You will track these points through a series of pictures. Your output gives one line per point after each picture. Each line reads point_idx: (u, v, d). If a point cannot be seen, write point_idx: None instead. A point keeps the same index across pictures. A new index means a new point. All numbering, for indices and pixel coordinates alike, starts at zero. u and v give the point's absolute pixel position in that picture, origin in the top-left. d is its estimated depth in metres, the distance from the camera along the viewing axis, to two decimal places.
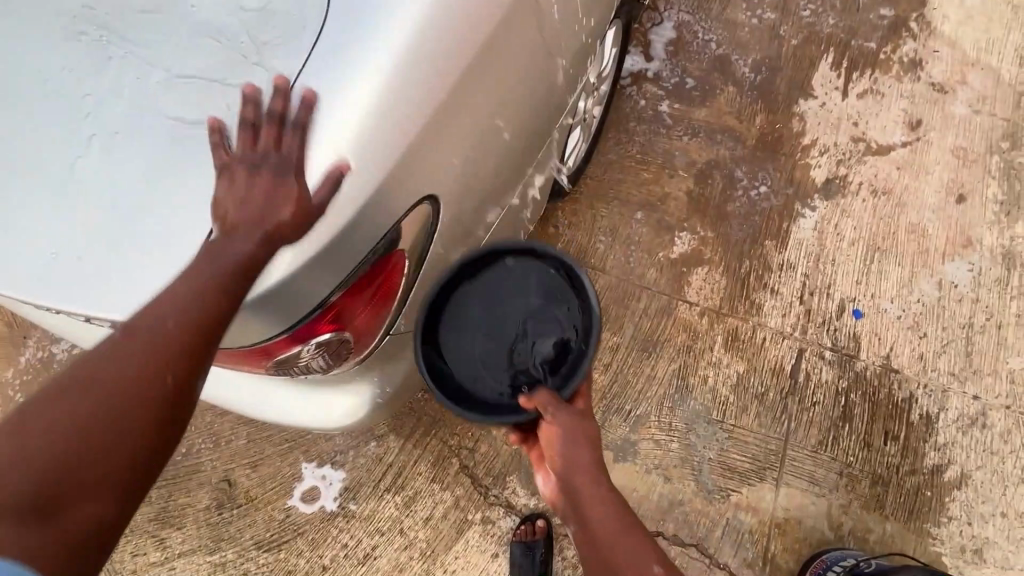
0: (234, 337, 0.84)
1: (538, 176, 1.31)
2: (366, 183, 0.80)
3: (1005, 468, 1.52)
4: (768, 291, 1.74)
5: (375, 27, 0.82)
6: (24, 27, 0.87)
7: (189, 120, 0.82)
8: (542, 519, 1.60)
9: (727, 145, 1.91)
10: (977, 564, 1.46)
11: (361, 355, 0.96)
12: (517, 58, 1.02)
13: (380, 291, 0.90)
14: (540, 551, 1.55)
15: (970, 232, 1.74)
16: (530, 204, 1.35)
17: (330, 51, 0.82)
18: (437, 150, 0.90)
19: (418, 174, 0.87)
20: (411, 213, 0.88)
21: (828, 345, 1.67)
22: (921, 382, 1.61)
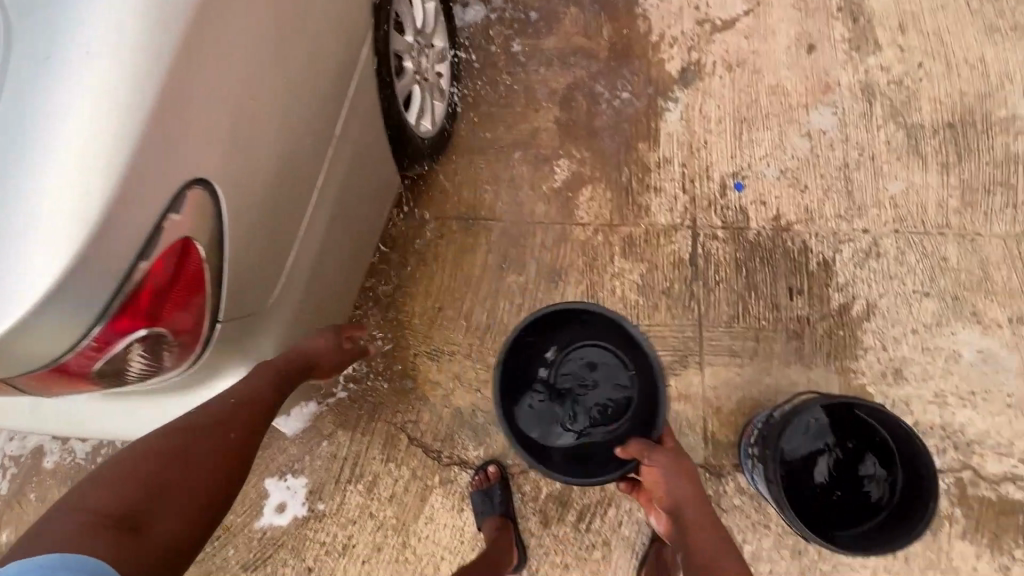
0: (27, 362, 0.77)
1: (365, 139, 1.31)
2: (118, 148, 0.74)
3: (906, 287, 1.56)
4: (652, 191, 1.77)
5: None
6: None
7: None
8: (494, 465, 1.63)
9: (582, 65, 1.93)
10: (901, 385, 1.50)
11: (196, 351, 0.94)
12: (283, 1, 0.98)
13: (189, 281, 0.87)
14: (497, 494, 1.58)
15: (827, 76, 1.76)
16: (365, 170, 1.35)
17: (41, 25, 0.77)
18: (203, 100, 0.85)
19: (185, 131, 0.82)
20: (184, 196, 0.83)
21: (719, 224, 1.71)
22: (811, 230, 1.65)
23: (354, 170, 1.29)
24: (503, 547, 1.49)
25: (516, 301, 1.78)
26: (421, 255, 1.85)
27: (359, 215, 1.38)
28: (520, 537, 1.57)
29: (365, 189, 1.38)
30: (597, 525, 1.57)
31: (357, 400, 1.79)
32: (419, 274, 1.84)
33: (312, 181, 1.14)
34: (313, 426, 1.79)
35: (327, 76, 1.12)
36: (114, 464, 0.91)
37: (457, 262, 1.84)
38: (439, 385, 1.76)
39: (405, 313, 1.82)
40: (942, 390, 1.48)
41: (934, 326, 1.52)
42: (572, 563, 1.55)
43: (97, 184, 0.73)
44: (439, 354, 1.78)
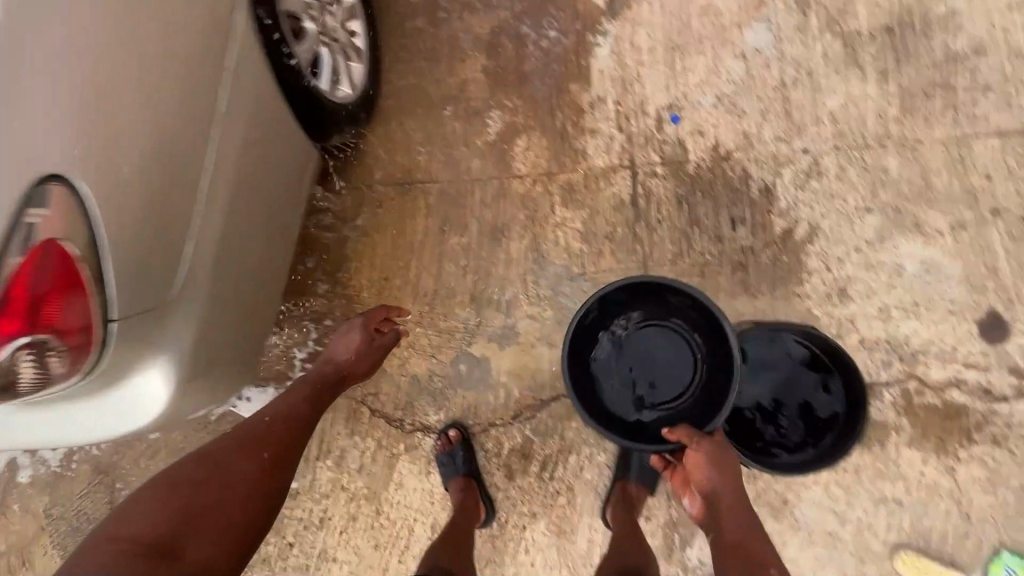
0: None
1: (263, 133, 1.28)
2: None
3: (848, 205, 1.53)
4: (588, 134, 1.71)
5: None
6: None
7: None
8: (455, 428, 1.64)
9: (506, 6, 1.82)
10: (846, 304, 1.50)
11: (91, 354, 0.89)
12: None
13: (62, 292, 0.83)
14: (461, 455, 1.60)
15: None
16: (268, 163, 1.32)
17: None
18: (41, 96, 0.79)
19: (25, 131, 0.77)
20: (39, 194, 0.79)
21: (658, 161, 1.65)
22: (751, 156, 1.60)
23: (254, 164, 1.27)
24: (469, 505, 1.52)
25: (461, 262, 1.74)
26: (361, 227, 1.81)
27: (267, 209, 1.36)
28: (486, 493, 1.60)
29: (270, 184, 1.35)
30: (560, 473, 1.60)
31: None
32: (361, 247, 1.81)
33: (200, 169, 1.10)
34: None
35: (209, 68, 1.09)
36: (155, 494, 1.09)
37: (398, 230, 1.80)
38: (394, 355, 1.75)
39: (352, 289, 1.79)
40: (886, 304, 1.48)
41: (876, 242, 1.51)
42: (539, 511, 1.59)
43: None
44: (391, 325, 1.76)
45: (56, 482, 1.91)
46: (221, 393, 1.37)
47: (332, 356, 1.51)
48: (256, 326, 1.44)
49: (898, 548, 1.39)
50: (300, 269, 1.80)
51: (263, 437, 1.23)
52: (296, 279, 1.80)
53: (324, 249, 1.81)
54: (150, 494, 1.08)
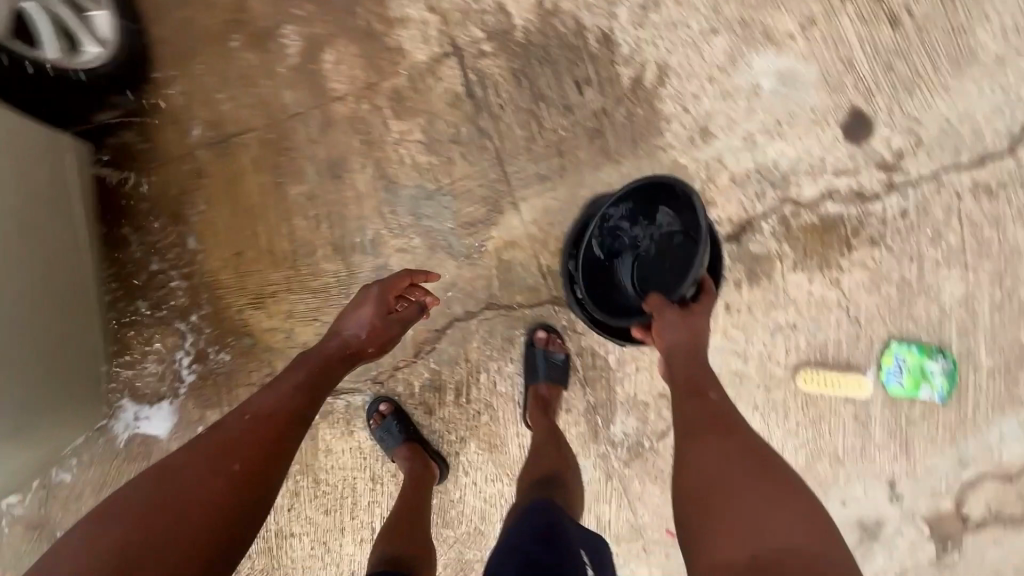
0: None
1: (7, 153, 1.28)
2: None
3: (691, 32, 1.37)
4: (398, 26, 1.47)
5: None
6: None
7: None
8: (385, 402, 1.57)
9: None
10: (710, 143, 1.40)
11: None
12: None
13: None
14: (396, 424, 1.54)
15: None
16: (7, 181, 1.25)
17: None
18: None
19: None
20: None
21: (482, 37, 1.44)
22: (579, 4, 1.40)
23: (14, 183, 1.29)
24: (420, 468, 1.50)
25: (311, 212, 1.57)
26: (190, 204, 1.59)
27: (26, 224, 1.32)
28: (433, 450, 1.57)
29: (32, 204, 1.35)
30: (476, 393, 1.57)
31: (207, 377, 1.67)
32: (200, 226, 1.60)
33: None
34: (181, 416, 1.70)
35: None
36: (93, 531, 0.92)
37: (232, 196, 1.59)
38: (276, 330, 1.63)
39: (207, 274, 1.62)
40: (749, 132, 1.39)
41: (728, 65, 1.37)
42: (466, 435, 1.58)
43: None
44: (262, 300, 1.62)
45: None
46: (59, 406, 1.47)
47: (343, 330, 1.28)
48: (67, 333, 1.47)
49: (799, 369, 1.42)
50: (145, 272, 1.62)
51: (237, 448, 1.05)
52: (145, 284, 1.62)
53: (161, 241, 1.60)
54: (84, 535, 0.92)
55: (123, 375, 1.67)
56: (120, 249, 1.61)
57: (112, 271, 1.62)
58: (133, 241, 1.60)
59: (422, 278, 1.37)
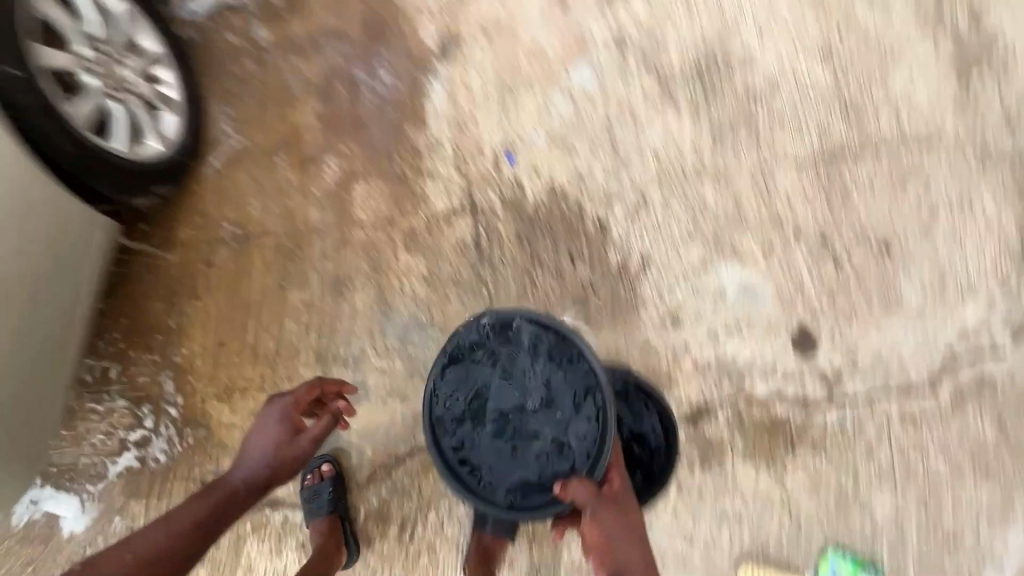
0: None
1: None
2: None
3: (673, 234, 1.62)
4: (427, 176, 1.69)
5: None
6: None
7: None
8: (327, 462, 1.55)
9: (335, 48, 1.77)
10: (679, 329, 1.58)
11: None
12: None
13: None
14: (327, 491, 1.51)
15: (581, 29, 1.74)
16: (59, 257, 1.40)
17: None
18: None
19: None
20: None
21: (497, 200, 1.67)
22: (583, 192, 1.66)
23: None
24: (331, 549, 1.44)
25: (303, 319, 1.65)
26: (189, 292, 1.67)
27: (55, 302, 1.41)
28: (352, 534, 1.53)
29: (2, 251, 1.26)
30: (420, 532, 1.53)
31: (144, 466, 1.63)
32: (192, 310, 1.67)
33: None
34: (103, 503, 1.62)
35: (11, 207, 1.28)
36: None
37: (233, 289, 1.67)
38: (234, 427, 1.62)
39: (184, 356, 1.65)
40: (714, 326, 1.57)
41: (700, 268, 1.60)
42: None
43: None
44: (229, 394, 1.63)
45: None
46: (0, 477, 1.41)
47: (246, 458, 1.27)
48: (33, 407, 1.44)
49: (741, 561, 1.47)
50: (122, 353, 1.66)
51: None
52: (112, 371, 1.66)
53: (150, 325, 1.67)
54: None
55: (59, 449, 1.64)
56: (95, 336, 1.67)
57: (91, 348, 1.66)
58: (127, 316, 1.67)
59: (334, 387, 1.45)
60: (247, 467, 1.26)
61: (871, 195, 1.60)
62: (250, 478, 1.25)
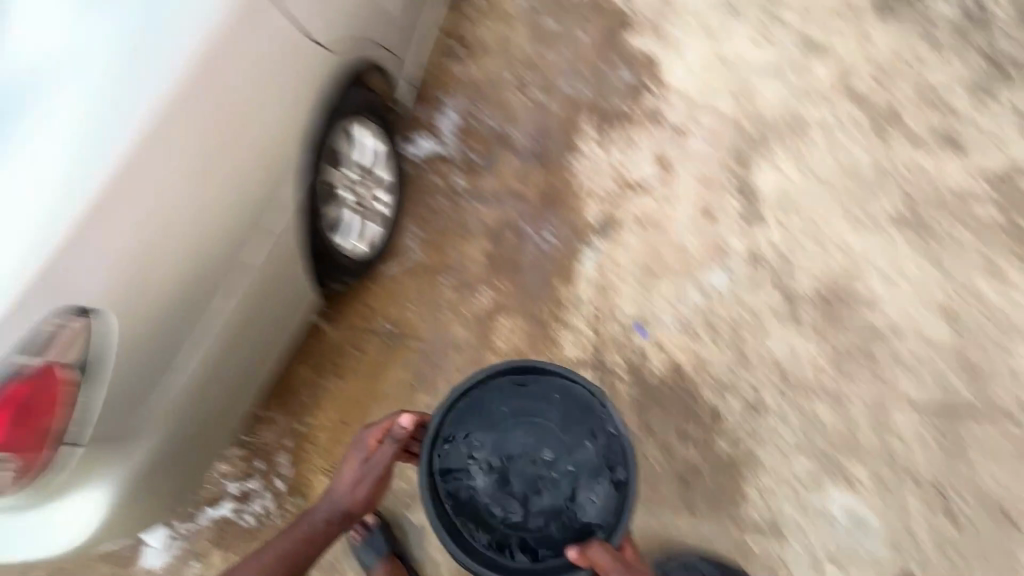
0: None
1: (223, 209, 1.22)
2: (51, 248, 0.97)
3: (781, 441, 1.75)
4: (563, 327, 1.92)
5: (114, 100, 1.04)
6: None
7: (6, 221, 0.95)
8: (371, 515, 1.74)
9: (513, 206, 2.15)
10: (780, 539, 1.69)
11: (35, 477, 1.05)
12: (234, 29, 1.16)
13: (45, 405, 0.99)
14: (378, 539, 1.72)
15: (721, 240, 2.02)
16: (278, 320, 1.50)
17: (90, 142, 1.02)
18: (141, 184, 1.07)
19: (99, 225, 1.02)
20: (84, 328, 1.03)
21: (621, 365, 1.86)
22: (703, 380, 1.82)
23: (252, 289, 1.35)
24: None
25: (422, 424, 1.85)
26: (334, 370, 1.91)
27: (257, 357, 1.48)
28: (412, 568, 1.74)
29: (256, 289, 1.36)
30: None
31: (235, 520, 1.79)
32: (330, 387, 1.89)
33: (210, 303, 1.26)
34: (188, 543, 1.78)
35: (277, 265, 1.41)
36: None
37: (371, 379, 1.90)
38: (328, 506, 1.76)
39: (309, 426, 1.85)
40: (814, 545, 1.69)
41: (807, 484, 1.72)
42: None
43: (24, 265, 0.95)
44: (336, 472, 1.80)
45: None
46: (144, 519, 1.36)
47: (333, 490, 1.37)
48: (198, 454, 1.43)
49: None
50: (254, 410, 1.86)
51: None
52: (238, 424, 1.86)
53: (289, 389, 1.88)
54: None
55: None
56: None
57: None
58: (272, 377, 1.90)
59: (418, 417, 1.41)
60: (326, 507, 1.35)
61: (965, 459, 1.72)
62: (337, 509, 1.36)
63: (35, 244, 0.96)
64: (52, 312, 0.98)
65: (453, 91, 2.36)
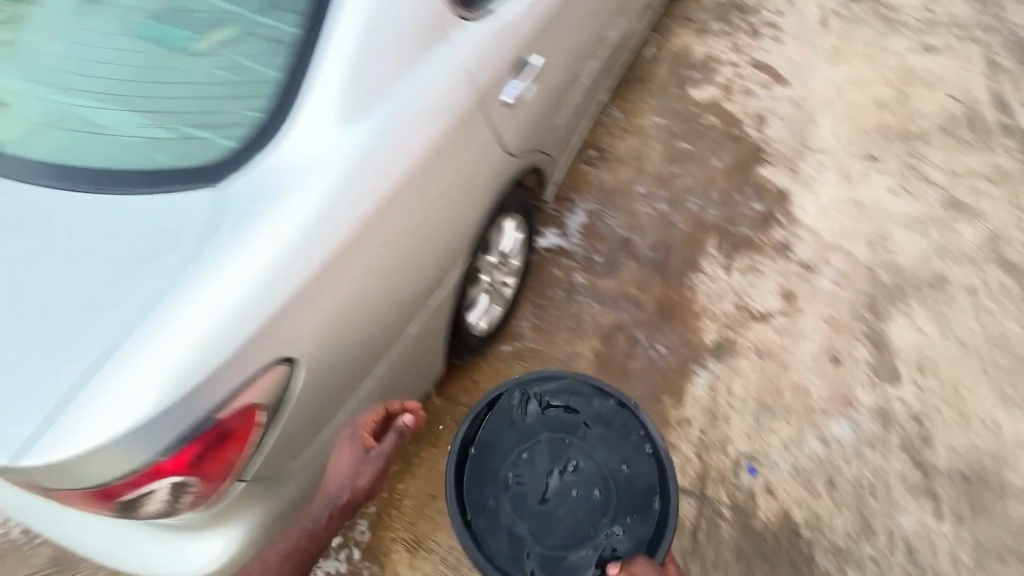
0: (72, 479, 0.84)
1: (409, 278, 1.25)
2: (281, 293, 0.97)
3: None
4: (668, 446, 1.86)
5: (364, 163, 1.08)
6: (240, 197, 0.98)
7: (241, 261, 0.93)
8: None
9: (629, 311, 2.16)
10: None
11: (197, 507, 1.00)
12: (463, 124, 1.28)
13: (239, 438, 0.97)
14: None
15: (849, 391, 1.95)
16: (406, 390, 1.51)
17: (336, 199, 1.04)
18: (363, 248, 1.10)
19: (322, 279, 1.03)
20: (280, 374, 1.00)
21: (727, 502, 1.76)
22: (819, 539, 1.72)
23: (402, 358, 1.38)
24: None
25: None
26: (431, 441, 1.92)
27: None
28: None
29: (404, 357, 1.39)
30: None
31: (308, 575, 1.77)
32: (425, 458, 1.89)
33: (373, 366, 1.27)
34: None
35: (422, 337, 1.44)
36: None
37: None
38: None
39: (397, 493, 1.84)
40: None
41: None
42: None
43: (259, 308, 0.94)
44: (416, 548, 1.77)
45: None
46: None
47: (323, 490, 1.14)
48: None
49: None
50: None
51: None
52: None
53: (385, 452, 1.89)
54: None
55: None
56: None
57: None
58: None
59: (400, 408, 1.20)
60: (311, 518, 1.11)
61: None
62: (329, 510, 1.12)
63: (273, 287, 0.96)
64: (269, 356, 0.98)
65: (584, 193, 2.48)
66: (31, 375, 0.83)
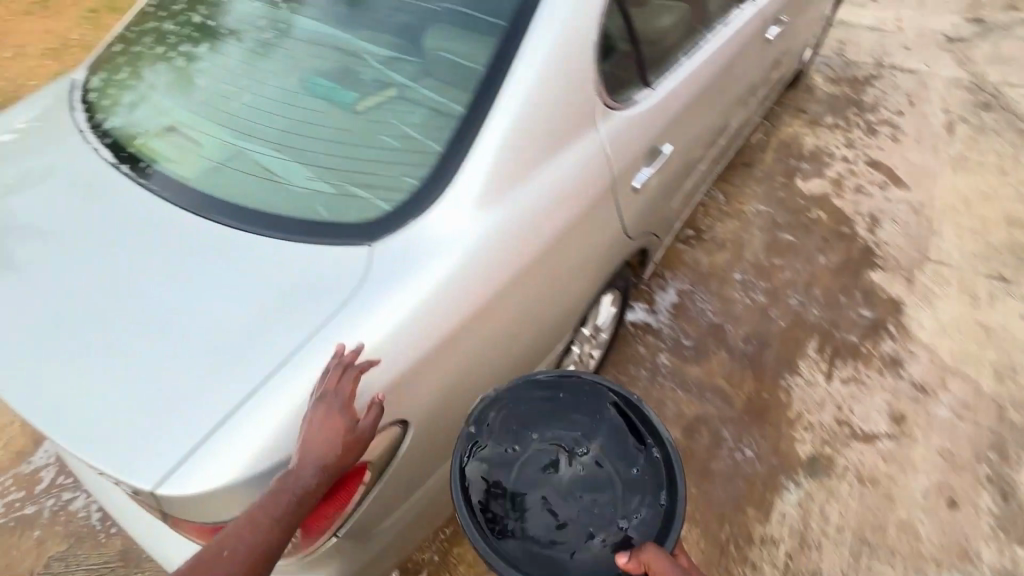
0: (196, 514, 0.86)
1: (515, 348, 1.26)
2: (408, 354, 0.99)
3: None
4: (749, 566, 1.71)
5: (502, 236, 1.12)
6: (387, 255, 1.03)
7: (383, 318, 0.97)
8: None
9: (716, 404, 2.04)
10: None
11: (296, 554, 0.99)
12: (592, 205, 1.31)
13: (345, 493, 0.98)
14: None
15: (967, 543, 1.73)
16: None
17: (473, 269, 1.07)
18: (485, 318, 1.12)
19: (447, 344, 1.05)
20: (391, 432, 1.02)
21: None
22: None
23: None
24: None
25: None
26: None
27: None
28: None
29: None
30: None
31: None
32: None
33: None
34: None
35: None
36: None
37: None
38: None
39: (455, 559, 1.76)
40: None
41: None
42: None
43: (389, 366, 0.97)
44: None
45: (75, 542, 1.78)
46: None
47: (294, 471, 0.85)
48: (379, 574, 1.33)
49: None
50: None
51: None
52: None
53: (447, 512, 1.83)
54: None
55: None
56: None
57: None
58: None
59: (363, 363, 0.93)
60: (299, 479, 0.84)
61: None
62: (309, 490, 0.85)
63: (403, 347, 0.98)
64: (389, 416, 1.00)
65: (677, 271, 2.42)
66: (181, 404, 0.88)
